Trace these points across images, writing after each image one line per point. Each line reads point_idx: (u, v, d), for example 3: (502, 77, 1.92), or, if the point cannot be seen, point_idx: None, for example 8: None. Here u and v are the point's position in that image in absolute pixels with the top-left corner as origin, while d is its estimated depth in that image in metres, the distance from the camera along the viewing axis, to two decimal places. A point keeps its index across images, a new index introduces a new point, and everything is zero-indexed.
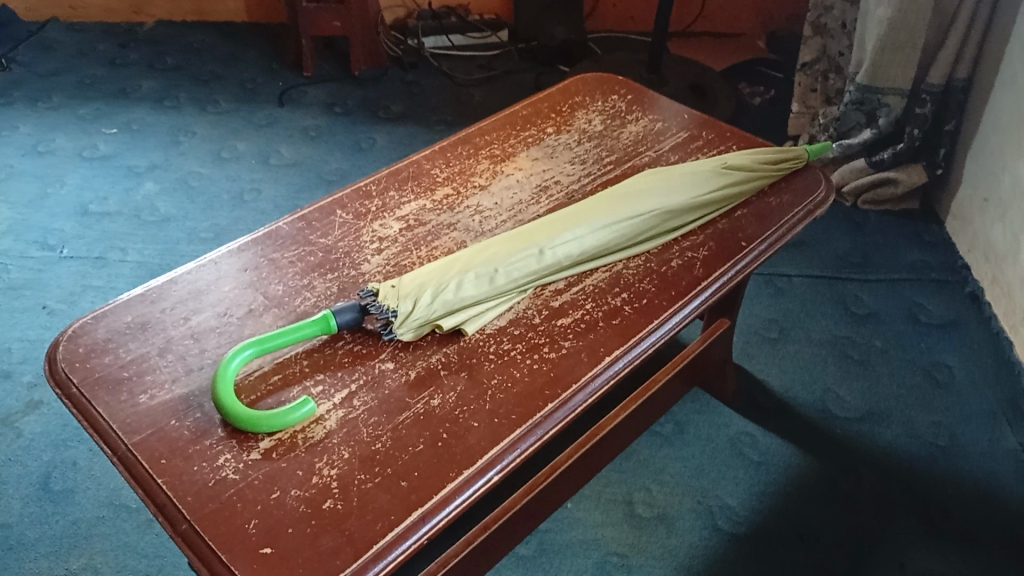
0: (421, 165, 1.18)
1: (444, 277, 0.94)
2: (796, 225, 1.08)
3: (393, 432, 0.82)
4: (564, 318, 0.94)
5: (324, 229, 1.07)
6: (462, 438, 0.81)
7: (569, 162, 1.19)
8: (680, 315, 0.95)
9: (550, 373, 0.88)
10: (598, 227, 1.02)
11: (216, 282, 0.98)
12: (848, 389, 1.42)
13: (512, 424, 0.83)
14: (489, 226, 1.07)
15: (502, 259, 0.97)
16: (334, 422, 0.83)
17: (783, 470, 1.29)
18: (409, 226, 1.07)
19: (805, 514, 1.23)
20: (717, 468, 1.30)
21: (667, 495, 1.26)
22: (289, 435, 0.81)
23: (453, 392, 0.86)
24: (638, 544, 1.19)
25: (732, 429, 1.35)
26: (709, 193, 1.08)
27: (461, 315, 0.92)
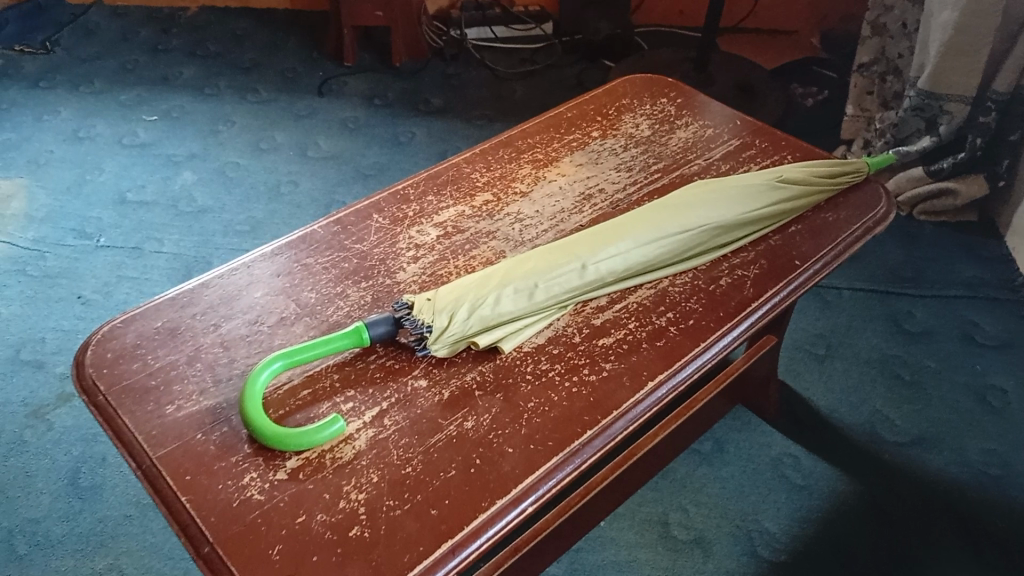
0: (460, 168, 1.14)
1: (481, 291, 0.90)
2: (854, 243, 1.02)
3: (424, 455, 0.78)
4: (605, 337, 0.90)
5: (359, 234, 1.03)
6: (496, 465, 0.78)
7: (614, 169, 1.14)
8: (729, 338, 0.91)
9: (589, 397, 0.84)
10: (643, 242, 0.96)
11: (248, 287, 0.96)
12: (897, 411, 1.36)
13: (549, 451, 0.79)
14: (529, 235, 1.03)
15: (542, 273, 0.92)
16: (363, 443, 0.79)
17: (826, 494, 1.24)
18: (447, 234, 1.03)
19: (849, 541, 1.18)
20: (757, 490, 1.25)
21: (704, 517, 1.21)
22: (316, 455, 0.78)
23: (487, 414, 0.82)
24: (673, 568, 1.15)
25: (775, 450, 1.30)
26: (763, 208, 1.02)
27: (498, 332, 0.88)
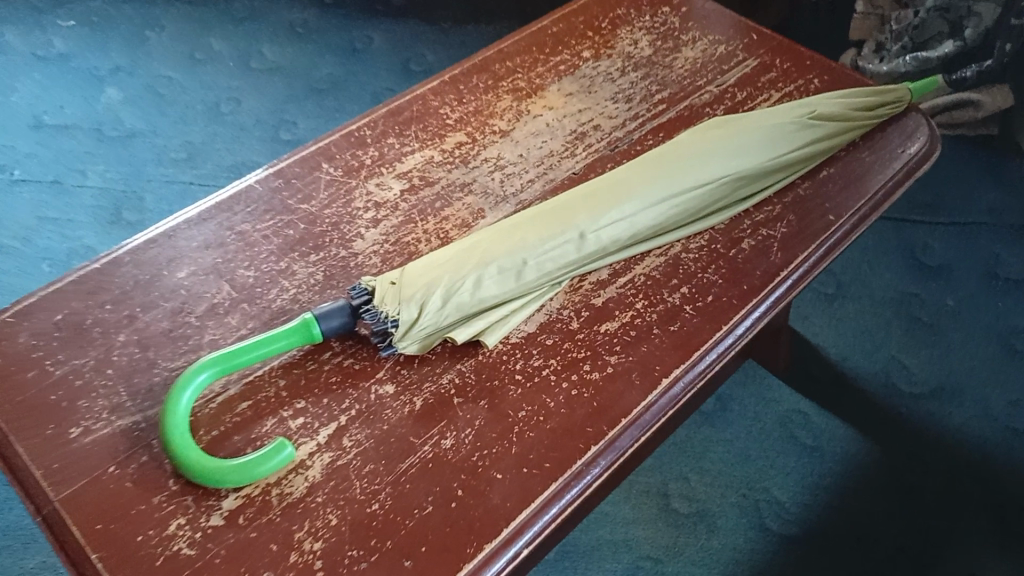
0: (427, 101, 0.95)
1: (458, 271, 0.74)
2: (894, 190, 0.86)
3: (393, 487, 0.64)
4: (608, 322, 0.74)
5: (305, 190, 0.85)
6: (482, 497, 0.63)
7: (611, 99, 0.96)
8: (752, 318, 0.76)
9: (593, 402, 0.69)
10: (651, 201, 0.80)
11: (170, 266, 0.78)
12: (914, 358, 1.24)
13: (546, 476, 0.65)
14: (513, 188, 0.86)
15: (531, 245, 0.76)
16: (318, 473, 0.65)
17: (840, 457, 1.13)
18: (413, 188, 0.86)
19: (864, 513, 1.08)
20: (765, 455, 1.13)
21: (707, 487, 1.10)
22: (259, 492, 0.63)
23: (469, 429, 0.67)
24: (675, 547, 1.04)
25: (783, 406, 1.18)
26: (791, 153, 0.85)
27: (478, 323, 0.72)
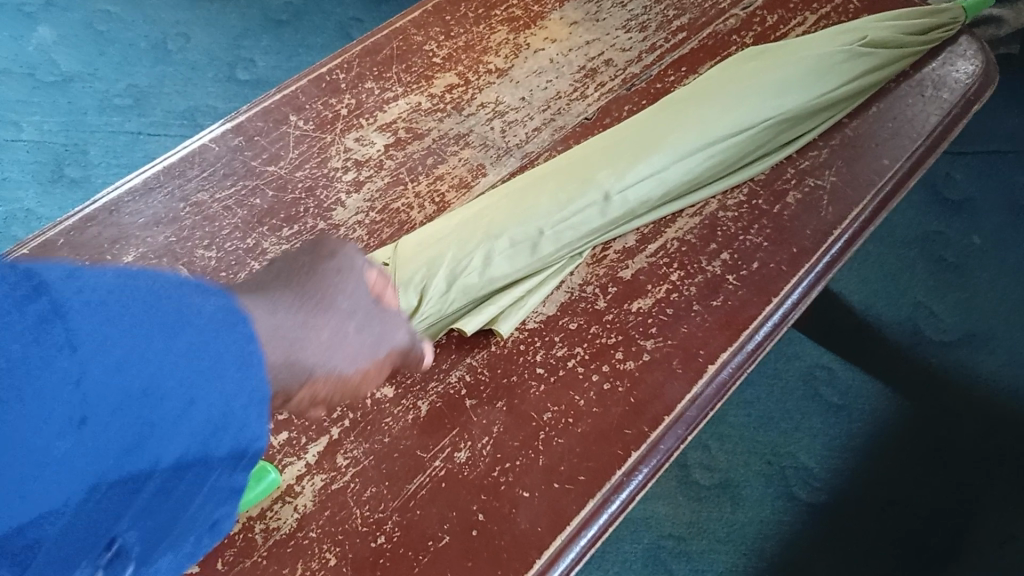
0: (408, 36, 0.81)
1: (463, 248, 0.62)
2: (953, 127, 0.75)
3: (400, 515, 0.53)
4: (640, 300, 0.63)
5: (271, 148, 0.72)
6: (508, 522, 0.53)
7: (622, 28, 0.82)
8: (804, 286, 0.65)
9: (629, 398, 0.59)
10: (683, 153, 0.68)
11: (115, 247, 0.65)
12: (941, 302, 1.14)
13: (581, 492, 0.55)
14: (517, 138, 0.74)
15: (546, 211, 0.64)
16: (310, 502, 0.54)
17: (867, 416, 1.04)
18: (399, 142, 0.73)
19: (893, 476, 0.99)
20: (789, 416, 1.04)
21: (728, 454, 1.01)
22: (239, 529, 0.53)
23: (487, 438, 0.57)
24: (697, 523, 0.96)
25: (806, 362, 1.09)
26: (839, 89, 0.74)
27: (487, 309, 0.61)
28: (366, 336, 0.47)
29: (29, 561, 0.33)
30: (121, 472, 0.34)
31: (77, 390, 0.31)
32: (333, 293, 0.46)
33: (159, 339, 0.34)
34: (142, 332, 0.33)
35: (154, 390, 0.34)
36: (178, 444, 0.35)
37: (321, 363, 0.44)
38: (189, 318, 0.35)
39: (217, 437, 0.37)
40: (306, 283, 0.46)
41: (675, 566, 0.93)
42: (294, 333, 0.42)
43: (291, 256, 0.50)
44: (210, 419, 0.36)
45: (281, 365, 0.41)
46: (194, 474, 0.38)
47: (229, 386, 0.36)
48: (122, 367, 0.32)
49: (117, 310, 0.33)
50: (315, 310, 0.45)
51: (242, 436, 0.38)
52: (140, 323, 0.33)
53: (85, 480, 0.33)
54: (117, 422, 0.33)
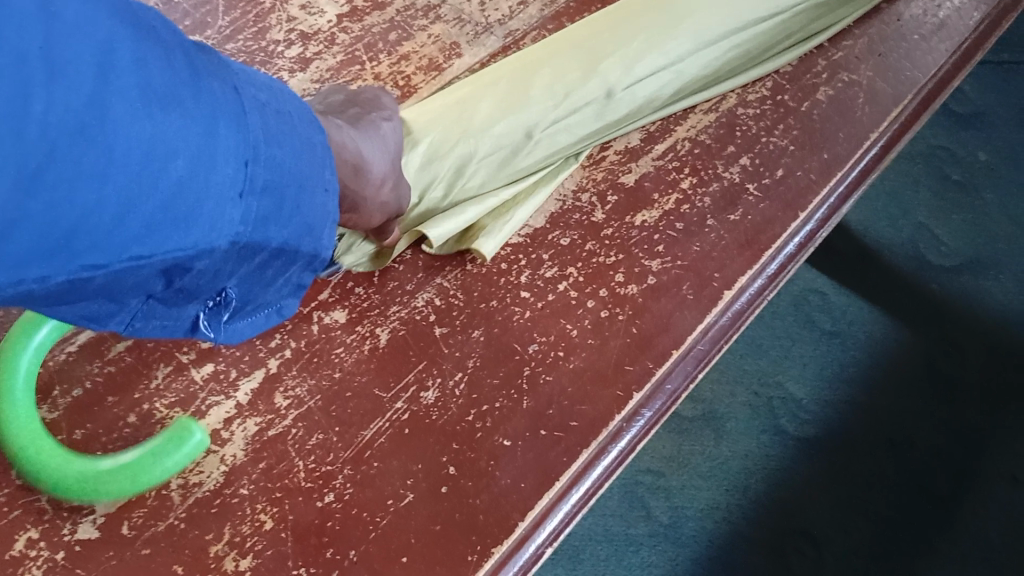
0: None
1: (437, 142, 0.51)
2: (1002, 23, 0.65)
3: (353, 468, 0.44)
4: (645, 211, 0.53)
5: (195, 14, 0.59)
6: (485, 478, 0.44)
7: None
8: (832, 202, 0.55)
9: (631, 329, 0.49)
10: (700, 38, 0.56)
11: None
12: (944, 223, 0.95)
13: (573, 442, 0.45)
14: (499, 12, 0.61)
15: (536, 103, 0.52)
16: (240, 451, 0.44)
17: (866, 346, 0.89)
18: (353, 11, 0.60)
19: (892, 408, 0.85)
20: (778, 343, 0.90)
21: (712, 386, 0.87)
22: (151, 484, 0.42)
23: (460, 375, 0.47)
24: (679, 457, 0.83)
25: (797, 284, 0.94)
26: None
27: (461, 211, 0.50)
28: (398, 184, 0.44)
29: (152, 289, 0.30)
30: (251, 240, 0.31)
31: (245, 153, 0.29)
32: (381, 125, 0.43)
33: (301, 140, 0.33)
34: (291, 128, 0.32)
35: (288, 186, 0.32)
36: (284, 230, 0.33)
37: (377, 184, 0.41)
38: (312, 128, 0.34)
39: (310, 238, 0.35)
40: (349, 114, 0.44)
41: (655, 505, 0.81)
42: (352, 138, 0.40)
43: (323, 99, 0.47)
44: (312, 218, 0.34)
45: (347, 172, 0.39)
46: (278, 267, 0.35)
47: (323, 195, 0.34)
48: (276, 146, 0.31)
49: (268, 103, 0.31)
50: (369, 132, 0.42)
51: (324, 244, 0.36)
52: (289, 119, 0.32)
53: (225, 234, 0.29)
54: (261, 195, 0.30)
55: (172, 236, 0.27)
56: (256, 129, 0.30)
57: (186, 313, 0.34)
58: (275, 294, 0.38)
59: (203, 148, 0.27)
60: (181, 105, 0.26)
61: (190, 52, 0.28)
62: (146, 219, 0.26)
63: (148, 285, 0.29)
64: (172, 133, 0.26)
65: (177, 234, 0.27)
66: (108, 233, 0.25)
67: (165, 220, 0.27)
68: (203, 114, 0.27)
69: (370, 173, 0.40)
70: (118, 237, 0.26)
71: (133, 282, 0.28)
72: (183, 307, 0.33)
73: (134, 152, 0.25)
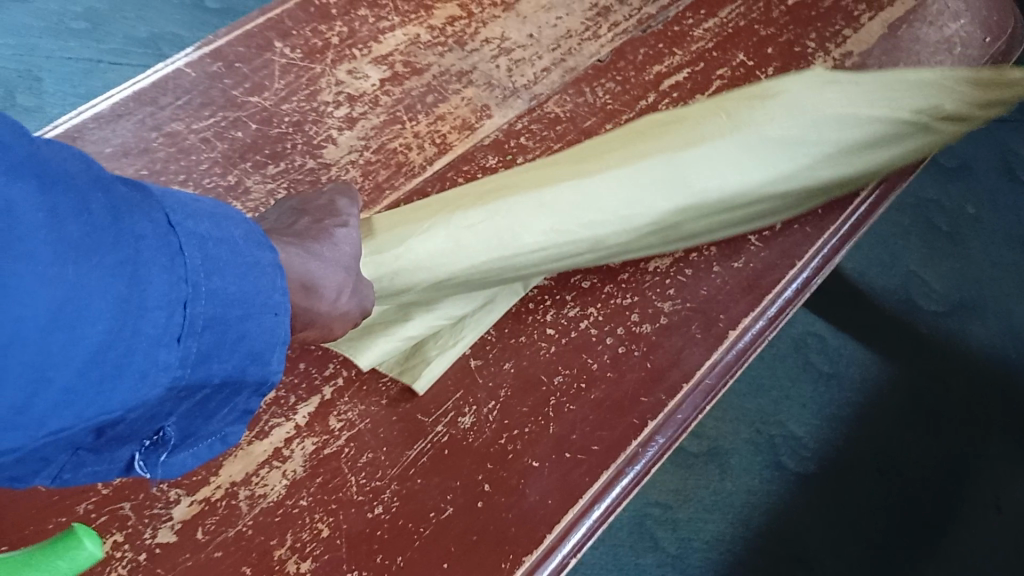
0: None
1: (430, 230, 0.53)
2: None
3: (399, 484, 0.49)
4: (658, 258, 0.59)
5: (254, 77, 0.65)
6: (516, 495, 0.49)
7: None
8: (827, 251, 0.61)
9: (646, 364, 0.55)
10: (707, 187, 0.55)
11: None
12: (935, 271, 1.02)
13: (593, 464, 0.51)
14: (525, 78, 0.68)
15: (531, 229, 0.53)
16: (299, 467, 0.49)
17: (859, 385, 0.95)
18: (395, 75, 0.67)
19: (885, 436, 0.91)
20: (779, 385, 0.95)
21: (718, 423, 0.92)
22: (222, 495, 0.48)
23: (493, 402, 0.52)
24: (686, 491, 0.88)
25: (798, 328, 0.99)
26: (895, 147, 0.61)
27: (381, 343, 0.53)
28: (359, 287, 0.46)
29: (83, 443, 0.33)
30: (187, 381, 0.33)
31: (179, 293, 0.32)
32: (335, 233, 0.46)
33: (241, 265, 0.35)
34: (230, 252, 0.34)
35: (224, 316, 0.34)
36: (228, 362, 0.35)
37: (333, 296, 0.44)
38: (257, 248, 0.36)
39: (257, 364, 0.36)
40: (303, 226, 0.46)
41: (661, 535, 0.86)
42: (301, 256, 0.42)
43: (281, 210, 0.50)
44: (259, 346, 0.36)
45: (295, 293, 0.41)
46: (225, 396, 0.37)
47: (272, 319, 0.36)
48: (212, 279, 0.33)
49: (207, 239, 0.34)
50: (320, 245, 0.44)
51: (273, 368, 0.38)
52: (228, 245, 0.34)
53: (158, 383, 0.32)
54: (197, 333, 0.33)
55: (99, 394, 0.30)
56: (186, 265, 0.32)
57: (121, 456, 0.37)
58: (220, 421, 0.39)
59: (124, 304, 0.30)
60: (101, 265, 0.29)
61: (115, 198, 0.31)
62: (68, 382, 0.29)
63: (80, 441, 0.33)
64: (88, 294, 0.29)
65: (103, 392, 0.30)
66: (35, 399, 0.29)
67: (91, 377, 0.30)
68: (123, 272, 0.30)
69: (324, 288, 0.43)
70: (49, 397, 0.29)
71: (63, 442, 0.31)
72: (119, 447, 0.36)
73: (48, 319, 0.28)
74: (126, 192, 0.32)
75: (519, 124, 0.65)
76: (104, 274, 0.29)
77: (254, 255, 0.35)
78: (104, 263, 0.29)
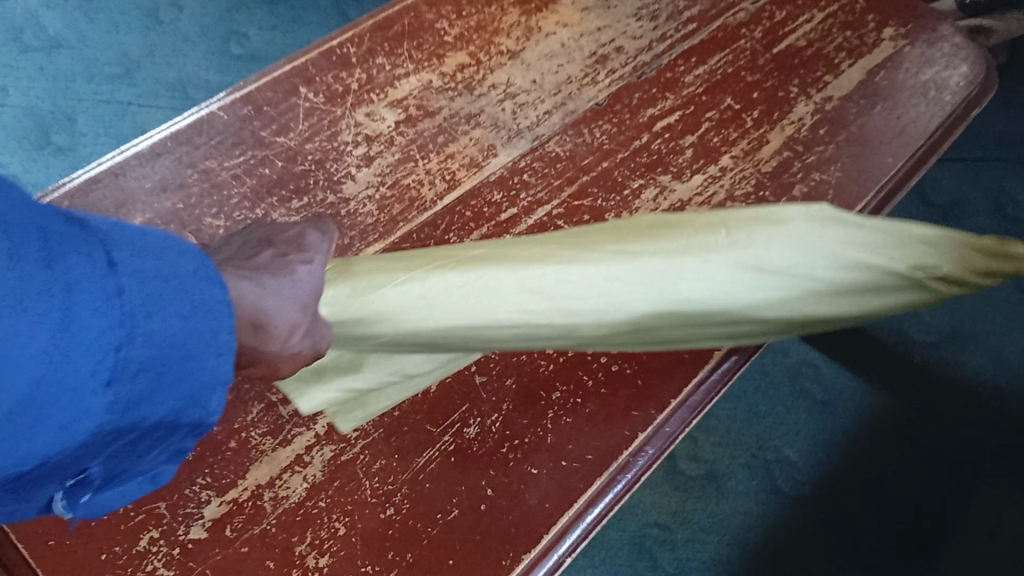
0: (420, 13, 0.80)
1: (407, 280, 0.52)
2: (953, 131, 0.76)
3: (410, 488, 0.54)
4: None
5: (281, 119, 0.71)
6: (516, 499, 0.54)
7: (633, 16, 0.83)
8: None
9: (637, 381, 0.59)
10: (681, 292, 0.52)
11: (120, 212, 0.65)
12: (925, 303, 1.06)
13: (588, 471, 0.55)
14: (528, 120, 0.74)
15: (501, 310, 0.52)
16: (319, 471, 0.54)
17: (852, 412, 0.99)
18: (409, 118, 0.73)
19: (879, 461, 0.95)
20: (775, 412, 0.99)
21: (716, 447, 0.96)
22: (249, 496, 0.53)
23: (496, 415, 0.57)
24: (684, 513, 0.92)
25: (793, 357, 1.03)
26: (876, 299, 0.55)
27: (323, 390, 0.55)
28: (314, 328, 0.46)
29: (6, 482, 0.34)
30: (117, 423, 0.35)
31: (114, 339, 0.33)
32: (297, 269, 0.45)
33: (188, 307, 0.35)
34: (178, 292, 0.35)
35: (161, 362, 0.35)
36: (161, 406, 0.37)
37: (284, 336, 0.44)
38: (209, 286, 0.37)
39: (193, 406, 0.38)
40: (265, 255, 0.45)
41: (660, 555, 0.89)
42: (255, 292, 0.42)
43: (249, 234, 0.49)
44: (196, 388, 0.37)
45: (243, 331, 0.42)
46: (159, 433, 0.39)
47: (215, 361, 0.37)
48: (152, 326, 0.34)
49: (154, 277, 0.34)
50: (279, 282, 0.44)
51: (211, 409, 0.39)
52: (175, 282, 0.35)
53: (87, 426, 0.33)
54: (129, 380, 0.34)
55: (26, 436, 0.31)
56: (126, 310, 0.33)
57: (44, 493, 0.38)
58: (152, 460, 0.41)
59: (55, 355, 0.31)
60: (36, 313, 0.30)
61: (54, 237, 0.31)
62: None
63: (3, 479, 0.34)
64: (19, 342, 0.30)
65: (29, 436, 0.31)
66: None
67: (18, 423, 0.31)
68: (59, 320, 0.30)
69: (275, 327, 0.43)
70: None
71: None
72: (40, 488, 0.37)
73: None
74: (70, 227, 0.32)
75: (522, 162, 0.71)
76: (38, 321, 0.30)
77: (200, 295, 0.36)
78: (43, 311, 0.30)
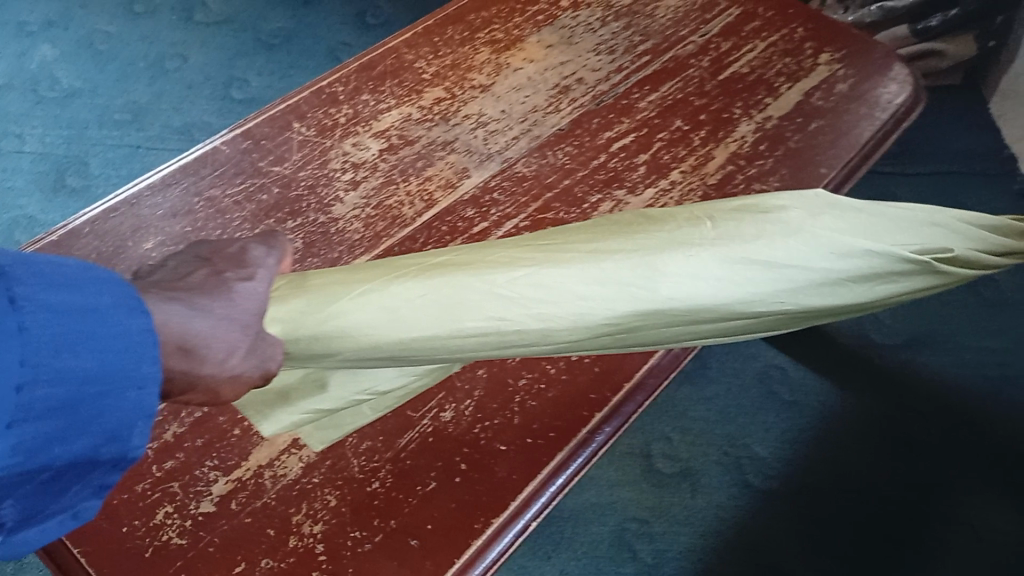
0: (400, 55, 0.90)
1: (368, 292, 0.54)
2: (883, 142, 0.84)
3: (393, 464, 0.61)
4: None
5: (276, 151, 0.80)
6: (488, 472, 0.61)
7: (593, 51, 0.92)
8: None
9: (595, 367, 0.67)
10: (653, 294, 0.54)
11: (135, 236, 0.73)
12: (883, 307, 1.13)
13: (551, 445, 0.63)
14: (498, 145, 0.83)
15: (469, 320, 0.53)
16: (312, 452, 0.61)
17: (819, 411, 1.06)
18: (391, 146, 0.82)
19: (848, 457, 1.01)
20: (745, 411, 1.06)
21: (690, 446, 1.03)
22: (251, 475, 0.60)
23: (470, 400, 0.65)
24: (661, 507, 0.97)
25: (762, 361, 1.10)
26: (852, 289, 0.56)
27: (287, 416, 0.58)
28: (252, 348, 0.46)
29: None
30: (24, 462, 0.37)
31: (17, 378, 0.34)
32: (232, 289, 0.46)
33: (105, 342, 0.37)
34: (93, 329, 0.37)
35: (72, 399, 0.37)
36: (74, 444, 0.38)
37: (219, 356, 0.44)
38: (129, 318, 0.38)
39: (112, 441, 0.40)
40: (202, 276, 0.47)
41: (638, 547, 0.94)
42: (182, 315, 0.43)
43: (192, 251, 0.51)
44: (114, 424, 0.39)
45: (171, 355, 0.42)
46: (82, 467, 0.40)
47: (135, 394, 0.39)
48: (60, 362, 0.36)
49: (67, 311, 0.36)
50: (211, 302, 0.45)
51: (133, 444, 0.41)
52: (89, 316, 0.37)
53: None
54: (36, 417, 0.36)
55: None
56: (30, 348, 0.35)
57: None
58: (72, 496, 0.42)
59: None
60: None
61: None
62: None
63: None
64: None
65: None
66: None
67: None
68: None
69: (206, 347, 0.43)
70: None
71: None
72: None
73: None
74: None
75: (492, 182, 0.80)
76: None
77: (121, 325, 0.38)
78: None
